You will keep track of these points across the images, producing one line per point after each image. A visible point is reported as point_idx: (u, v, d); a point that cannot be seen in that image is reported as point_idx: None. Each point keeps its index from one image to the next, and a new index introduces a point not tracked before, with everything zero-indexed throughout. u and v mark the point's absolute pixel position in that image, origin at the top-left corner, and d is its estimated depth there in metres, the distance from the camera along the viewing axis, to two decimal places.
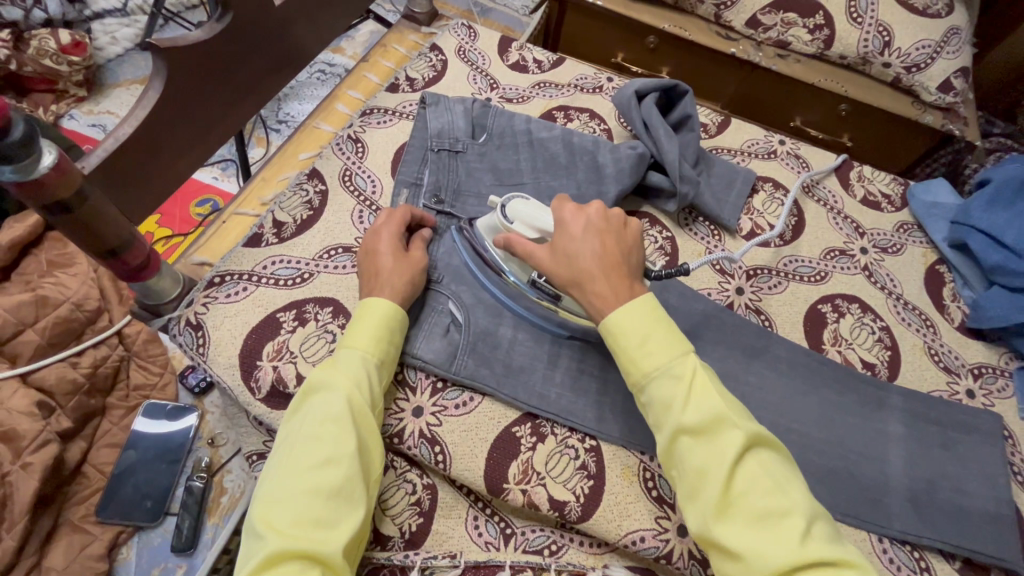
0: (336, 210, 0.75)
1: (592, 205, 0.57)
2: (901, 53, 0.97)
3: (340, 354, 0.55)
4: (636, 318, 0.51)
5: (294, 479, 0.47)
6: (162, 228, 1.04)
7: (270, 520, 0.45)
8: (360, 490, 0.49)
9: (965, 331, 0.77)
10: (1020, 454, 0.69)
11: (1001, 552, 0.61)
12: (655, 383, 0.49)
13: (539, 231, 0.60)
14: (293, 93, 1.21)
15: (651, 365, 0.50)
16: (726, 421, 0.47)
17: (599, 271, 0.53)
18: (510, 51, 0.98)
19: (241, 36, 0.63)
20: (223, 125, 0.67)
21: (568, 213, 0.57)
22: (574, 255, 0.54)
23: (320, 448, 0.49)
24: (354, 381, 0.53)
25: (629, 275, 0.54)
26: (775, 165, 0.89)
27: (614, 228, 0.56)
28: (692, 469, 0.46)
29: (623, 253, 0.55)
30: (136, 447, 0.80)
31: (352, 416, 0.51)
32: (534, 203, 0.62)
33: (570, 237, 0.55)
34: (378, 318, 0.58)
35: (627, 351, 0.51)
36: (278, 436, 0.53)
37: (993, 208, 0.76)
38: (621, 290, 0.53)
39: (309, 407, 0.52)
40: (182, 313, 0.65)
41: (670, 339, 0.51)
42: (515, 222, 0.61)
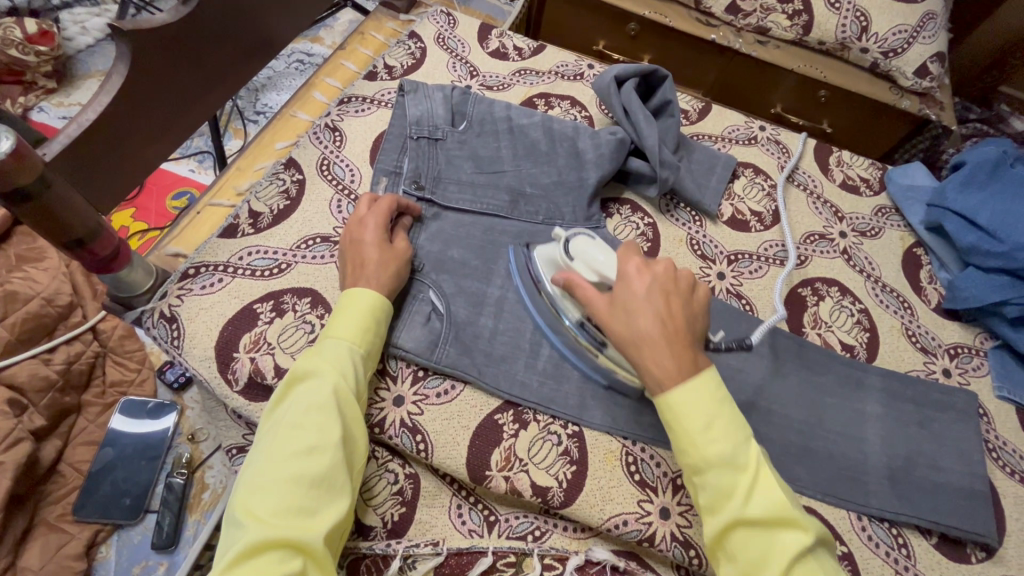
0: (314, 200, 0.73)
1: (659, 264, 0.55)
2: (878, 39, 0.98)
3: (324, 344, 0.55)
4: (697, 400, 0.48)
5: (277, 468, 0.46)
6: (138, 222, 1.03)
7: (249, 508, 0.44)
8: (342, 480, 0.49)
9: (941, 312, 0.78)
10: (995, 431, 0.70)
11: (975, 527, 0.62)
12: (717, 472, 0.46)
13: (600, 278, 0.57)
14: (270, 83, 1.20)
15: (714, 454, 0.46)
16: (790, 521, 0.45)
17: (664, 342, 0.50)
18: (490, 39, 0.97)
19: (208, 19, 0.61)
20: (194, 111, 0.66)
21: (632, 267, 0.55)
22: (635, 310, 0.52)
23: (304, 437, 0.48)
24: (339, 370, 0.53)
25: (692, 346, 0.51)
26: (755, 151, 0.89)
27: (680, 293, 0.54)
28: (751, 559, 0.44)
29: (687, 323, 0.52)
30: (114, 445, 0.79)
31: (337, 405, 0.51)
32: (598, 244, 0.60)
33: (632, 295, 0.53)
34: (363, 307, 0.57)
35: (683, 433, 0.48)
36: (262, 424, 0.52)
37: (968, 188, 0.77)
38: (683, 361, 0.50)
39: (293, 397, 0.51)
40: (156, 305, 0.64)
41: (731, 425, 0.48)
42: (575, 262, 0.60)
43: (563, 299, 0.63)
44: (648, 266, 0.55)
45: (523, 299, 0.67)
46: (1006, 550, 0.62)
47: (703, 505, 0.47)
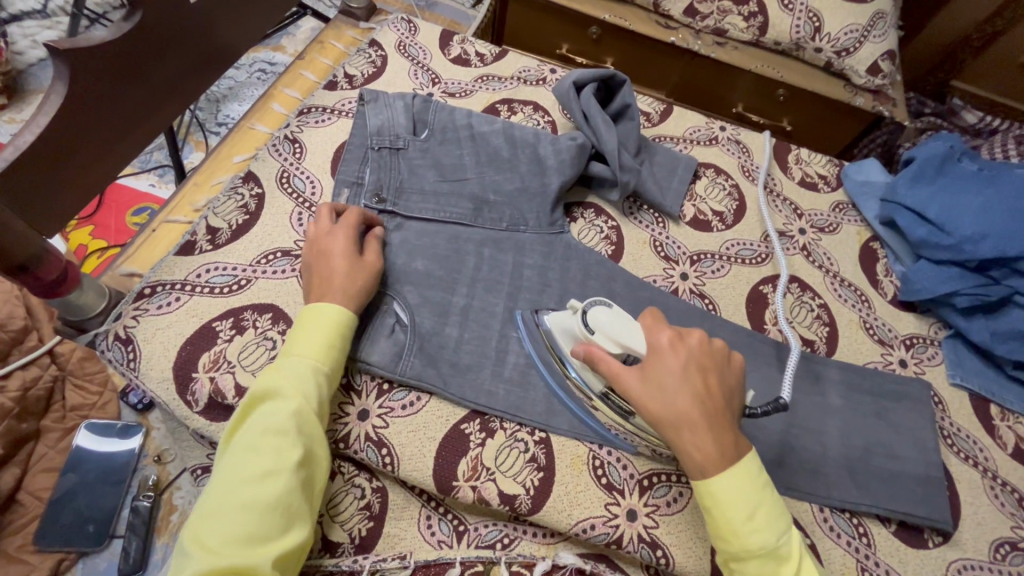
0: (274, 214, 0.73)
1: (693, 336, 0.56)
2: (831, 38, 1.00)
3: (286, 363, 0.54)
4: (739, 490, 0.50)
5: (232, 494, 0.46)
6: (97, 239, 1.03)
7: (202, 536, 0.45)
8: (299, 505, 0.49)
9: (898, 304, 0.80)
10: (949, 418, 0.72)
11: (932, 513, 0.63)
12: (754, 562, 0.50)
13: (623, 350, 0.56)
14: (231, 93, 1.19)
15: (757, 545, 0.49)
16: None
17: (703, 423, 0.51)
18: (451, 45, 0.97)
19: (152, 34, 0.60)
20: (144, 127, 0.65)
21: (664, 341, 0.55)
22: (674, 394, 0.52)
23: (260, 461, 0.48)
24: (299, 390, 0.52)
25: (729, 425, 0.53)
26: (716, 152, 0.91)
27: (714, 367, 0.55)
28: None
29: (723, 398, 0.54)
30: (77, 470, 0.77)
31: (297, 428, 0.50)
32: (617, 312, 0.57)
33: (666, 372, 0.53)
34: (325, 326, 0.56)
35: (728, 525, 0.50)
36: (223, 444, 0.52)
37: (917, 183, 0.79)
38: (724, 442, 0.51)
39: (253, 420, 0.51)
40: (110, 327, 0.62)
41: (771, 515, 0.51)
42: (597, 335, 0.57)
43: (580, 367, 0.61)
44: (680, 338, 0.55)
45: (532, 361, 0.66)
46: (962, 534, 0.64)
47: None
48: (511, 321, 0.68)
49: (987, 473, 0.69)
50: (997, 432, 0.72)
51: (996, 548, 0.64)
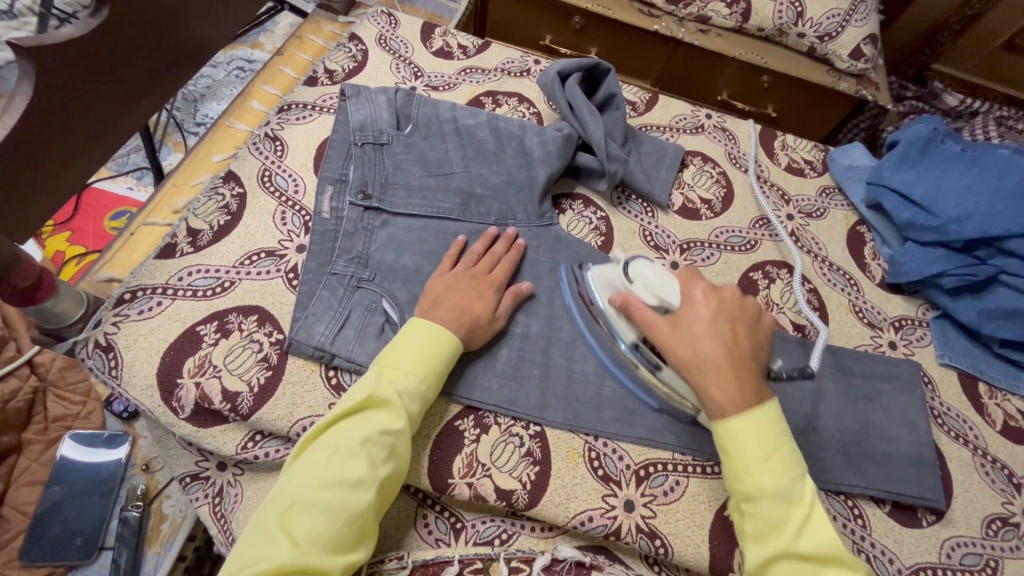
0: (256, 213, 0.71)
1: (726, 292, 0.59)
2: (813, 23, 1.00)
3: (405, 373, 0.55)
4: (759, 433, 0.51)
5: (317, 493, 0.49)
6: (75, 245, 1.02)
7: (286, 526, 0.48)
8: (373, 519, 0.52)
9: (886, 287, 0.81)
10: (939, 398, 0.72)
11: (924, 492, 0.64)
12: (768, 503, 0.49)
13: (659, 302, 0.60)
14: (210, 92, 1.17)
15: (770, 486, 0.49)
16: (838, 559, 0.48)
17: (728, 366, 0.54)
18: (433, 38, 0.95)
19: (123, 30, 0.58)
20: (114, 127, 0.63)
21: (698, 293, 0.59)
22: (699, 336, 0.56)
23: (352, 469, 0.50)
24: (405, 411, 0.54)
25: (755, 374, 0.55)
26: (702, 140, 0.91)
27: (744, 323, 0.58)
28: None
29: (751, 351, 0.57)
30: (62, 482, 0.76)
31: (392, 443, 0.53)
32: (659, 270, 0.62)
33: (698, 319, 0.57)
34: (441, 340, 0.58)
35: (742, 462, 0.51)
36: (314, 433, 0.53)
37: (903, 166, 0.79)
38: (745, 385, 0.53)
39: (352, 422, 0.53)
40: (90, 334, 0.60)
41: (787, 461, 0.51)
42: (634, 284, 0.62)
43: (617, 321, 0.63)
44: (713, 291, 0.59)
45: (570, 309, 0.69)
46: (954, 512, 0.65)
47: (750, 531, 0.50)
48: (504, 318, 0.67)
49: (977, 451, 0.70)
50: (985, 410, 0.73)
51: (988, 524, 0.65)
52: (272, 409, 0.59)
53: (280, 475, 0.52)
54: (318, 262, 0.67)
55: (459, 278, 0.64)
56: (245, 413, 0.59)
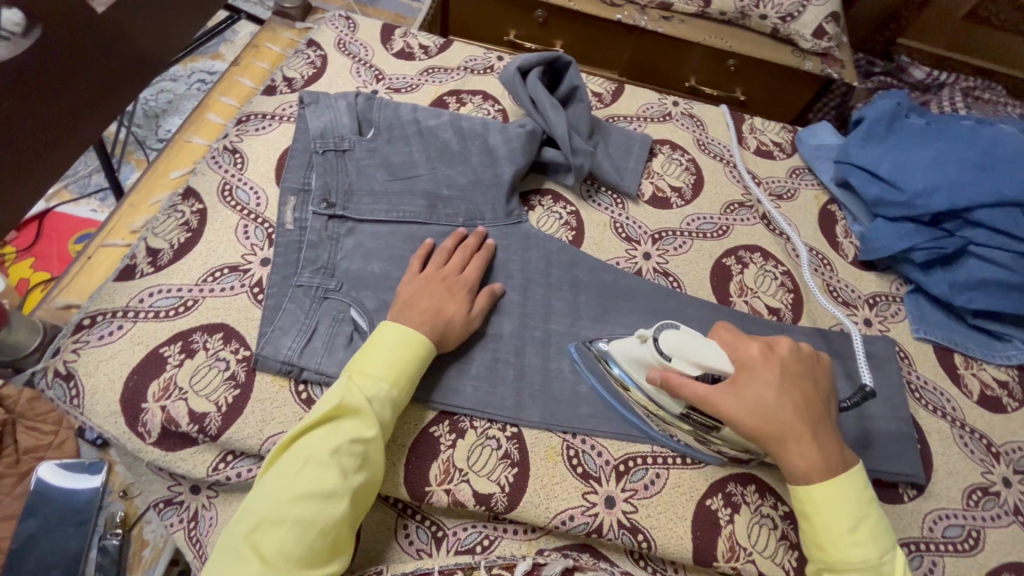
0: (217, 229, 0.69)
1: (785, 345, 0.57)
2: (775, 4, 1.00)
3: (375, 380, 0.54)
4: (842, 499, 0.51)
5: (287, 509, 0.48)
6: (40, 271, 1.04)
7: (257, 543, 0.47)
8: (346, 531, 0.51)
9: (859, 265, 0.81)
10: (916, 372, 0.73)
11: (905, 468, 0.64)
12: (855, 575, 0.50)
13: (703, 371, 0.54)
14: (171, 107, 1.17)
15: (858, 558, 0.50)
16: None
17: (807, 432, 0.53)
18: (393, 39, 0.94)
19: (55, 47, 0.57)
20: (59, 148, 0.61)
21: (757, 351, 0.55)
22: (773, 405, 0.53)
23: (322, 483, 0.49)
24: (376, 420, 0.53)
25: (830, 435, 0.54)
26: (671, 128, 0.90)
27: (811, 374, 0.56)
28: None
29: (823, 407, 0.55)
30: (37, 515, 0.74)
31: (364, 454, 0.52)
32: (687, 333, 0.55)
33: (765, 383, 0.54)
34: (412, 344, 0.57)
35: (826, 532, 0.51)
36: (286, 444, 0.52)
37: (868, 143, 0.79)
38: (827, 448, 0.53)
39: (321, 434, 0.52)
40: (50, 363, 0.59)
41: (874, 531, 0.51)
42: (674, 360, 0.55)
43: (654, 393, 0.58)
44: (769, 348, 0.56)
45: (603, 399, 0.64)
46: (936, 485, 0.65)
47: None
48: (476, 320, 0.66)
49: (956, 423, 0.70)
50: (962, 381, 0.73)
51: (969, 495, 0.65)
52: (241, 428, 0.58)
53: (252, 488, 0.51)
54: (283, 274, 0.66)
55: (431, 282, 0.63)
56: (214, 434, 0.57)
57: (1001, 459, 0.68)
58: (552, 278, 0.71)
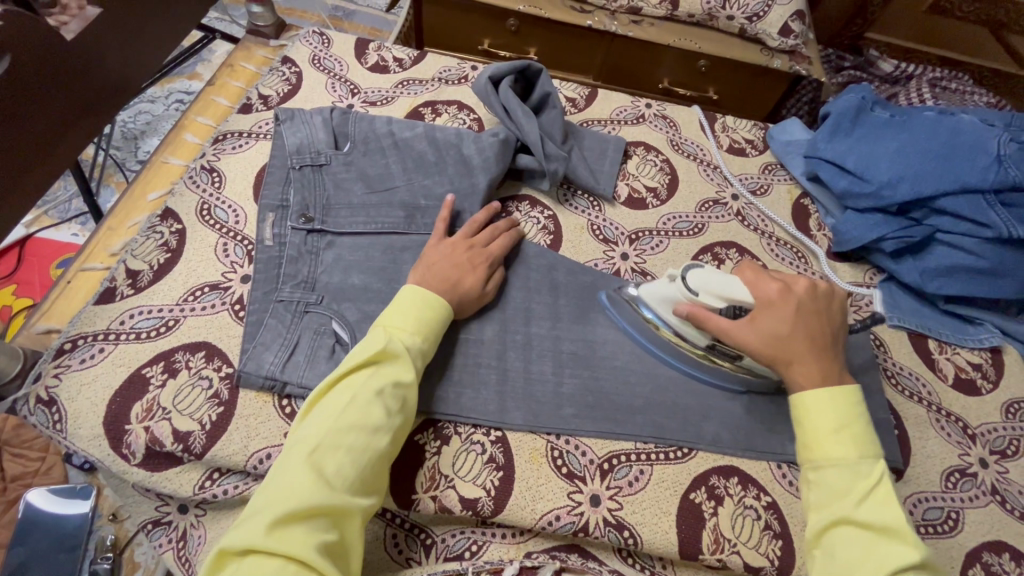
0: (196, 248, 0.70)
1: (800, 283, 0.62)
2: (740, 5, 1.04)
3: (409, 330, 0.57)
4: (832, 405, 0.56)
5: (341, 436, 0.49)
6: (21, 298, 1.03)
7: (315, 466, 0.47)
8: (387, 467, 0.52)
9: (833, 256, 0.83)
10: (891, 358, 0.74)
11: (884, 453, 0.65)
12: (832, 469, 0.53)
13: (728, 303, 0.60)
14: (150, 128, 1.18)
15: (838, 454, 0.53)
16: (899, 533, 0.49)
17: (809, 354, 0.58)
18: (367, 53, 0.95)
19: (27, 76, 0.58)
20: (32, 173, 0.62)
21: (774, 288, 0.61)
22: (786, 336, 0.58)
23: (371, 417, 0.50)
24: (414, 366, 0.55)
25: (830, 359, 0.59)
26: (644, 130, 0.92)
27: (817, 308, 0.61)
28: (846, 556, 0.49)
29: (825, 337, 0.60)
30: (26, 542, 0.74)
31: (405, 395, 0.54)
32: (712, 271, 0.62)
33: (776, 314, 0.60)
34: (437, 304, 0.60)
35: (814, 432, 0.55)
36: (327, 385, 0.53)
37: (836, 137, 0.81)
38: (827, 372, 0.58)
39: (366, 373, 0.53)
40: (31, 389, 0.59)
41: (859, 438, 0.54)
42: (702, 295, 0.61)
43: (682, 326, 0.64)
44: (786, 286, 0.62)
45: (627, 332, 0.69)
46: (914, 469, 0.66)
47: (814, 500, 0.53)
48: (456, 326, 0.66)
49: (932, 407, 0.71)
50: (937, 366, 0.75)
51: (946, 477, 0.66)
52: (225, 446, 0.58)
53: (294, 428, 0.51)
54: (264, 290, 0.66)
55: (457, 249, 0.66)
56: (199, 452, 0.58)
57: (978, 440, 0.70)
58: (531, 282, 0.72)
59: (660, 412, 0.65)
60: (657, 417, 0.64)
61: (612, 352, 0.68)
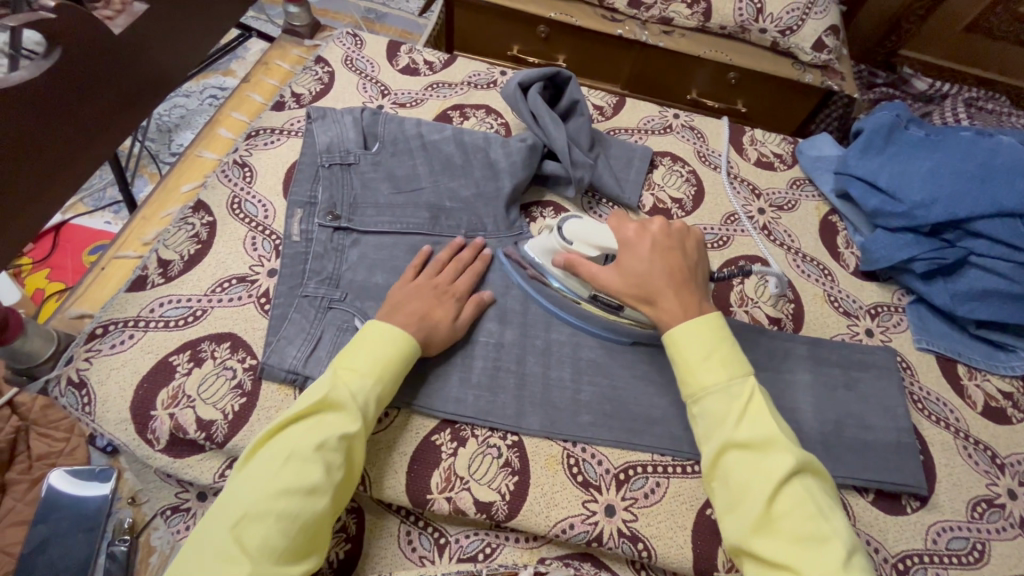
0: (226, 241, 0.71)
1: (654, 223, 0.64)
2: (773, 18, 1.02)
3: (361, 376, 0.54)
4: (700, 334, 0.56)
5: (271, 501, 0.46)
6: (55, 282, 1.07)
7: (237, 539, 0.44)
8: (327, 523, 0.50)
9: (860, 275, 0.81)
10: (918, 382, 0.72)
11: (907, 478, 0.64)
12: (712, 398, 0.53)
13: (599, 251, 0.64)
14: (184, 122, 1.20)
15: (710, 381, 0.54)
16: (778, 445, 0.50)
17: (669, 288, 0.59)
18: (399, 55, 0.96)
19: (75, 69, 0.60)
20: (74, 162, 0.64)
21: (631, 232, 0.63)
22: (644, 274, 0.60)
23: (307, 476, 0.48)
24: (361, 414, 0.53)
25: (697, 294, 0.60)
26: (671, 140, 0.91)
27: (676, 246, 0.63)
28: (737, 484, 0.49)
29: (688, 271, 0.61)
30: (48, 521, 0.76)
31: (345, 449, 0.51)
32: (588, 222, 0.66)
33: (637, 256, 0.61)
34: (397, 342, 0.57)
35: (689, 363, 0.55)
36: (265, 438, 0.51)
37: (867, 154, 0.80)
38: (689, 305, 0.58)
39: (306, 426, 0.50)
40: (62, 371, 0.61)
41: (728, 358, 0.55)
42: (575, 244, 0.65)
43: (564, 278, 0.68)
44: (643, 227, 0.64)
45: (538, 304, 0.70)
46: (939, 496, 0.65)
47: (701, 432, 0.53)
48: (476, 324, 0.67)
49: (959, 434, 0.70)
50: (966, 392, 0.73)
51: (973, 507, 0.65)
52: (246, 436, 0.59)
53: (225, 487, 0.48)
54: (289, 285, 0.67)
55: (422, 288, 0.64)
56: (221, 441, 0.59)
57: (1006, 470, 0.68)
58: None
59: (678, 425, 0.64)
60: (676, 430, 0.64)
61: (632, 362, 0.67)
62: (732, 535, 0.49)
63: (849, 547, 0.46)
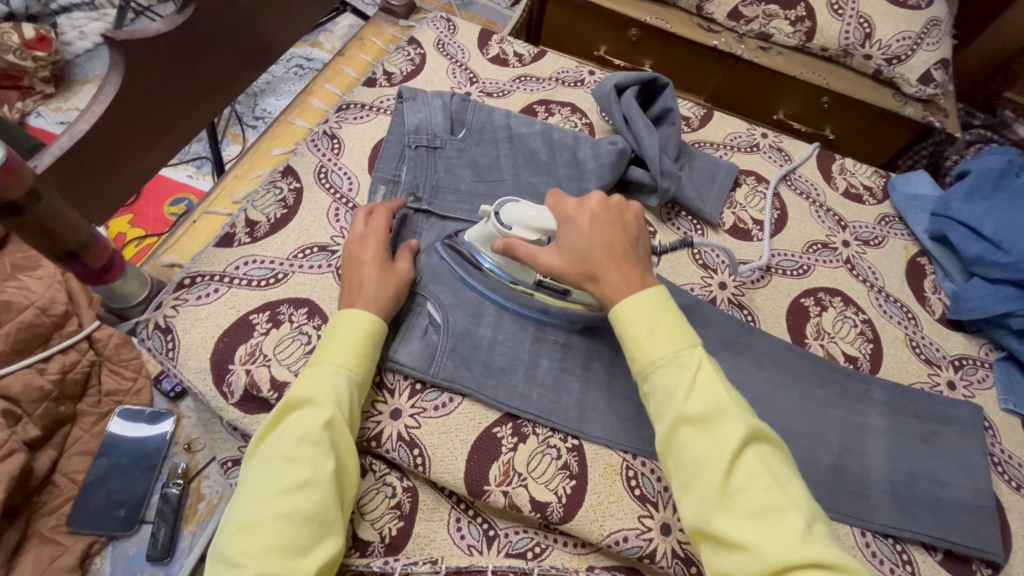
0: (311, 209, 0.73)
1: (593, 196, 0.58)
2: (881, 45, 0.98)
3: (328, 368, 0.54)
4: (647, 305, 0.52)
5: (268, 504, 0.47)
6: (136, 228, 1.11)
7: (241, 545, 0.45)
8: (335, 512, 0.50)
9: (945, 323, 0.77)
10: (999, 444, 0.69)
11: (982, 544, 0.60)
12: (660, 372, 0.50)
13: (539, 233, 0.59)
14: (269, 88, 1.24)
15: (658, 355, 0.50)
16: (726, 414, 0.47)
17: (609, 264, 0.54)
18: (490, 44, 0.96)
19: (204, 26, 0.62)
20: (189, 117, 0.67)
21: (571, 207, 0.58)
22: (585, 249, 0.55)
23: (296, 472, 0.48)
24: (335, 401, 0.53)
25: (637, 269, 0.55)
26: (757, 159, 0.89)
27: (619, 218, 0.57)
28: (692, 460, 0.47)
29: (629, 244, 0.56)
30: (110, 454, 0.79)
31: (330, 437, 0.51)
32: (525, 203, 0.61)
33: (577, 231, 0.56)
34: (367, 327, 0.57)
35: (635, 335, 0.51)
36: (257, 447, 0.52)
37: (973, 198, 0.76)
38: (633, 281, 0.54)
39: (287, 426, 0.51)
40: (151, 316, 0.63)
41: (677, 328, 0.52)
42: (514, 229, 0.59)
43: (505, 266, 0.63)
44: (584, 199, 0.58)
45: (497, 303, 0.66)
46: (1012, 567, 0.61)
47: (653, 411, 0.50)
48: (545, 322, 0.67)
49: None
50: None
51: None
52: None
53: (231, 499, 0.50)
54: None
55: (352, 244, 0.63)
56: None
57: None
58: None
59: None
60: None
61: None
62: (691, 516, 0.46)
63: (808, 516, 0.44)
